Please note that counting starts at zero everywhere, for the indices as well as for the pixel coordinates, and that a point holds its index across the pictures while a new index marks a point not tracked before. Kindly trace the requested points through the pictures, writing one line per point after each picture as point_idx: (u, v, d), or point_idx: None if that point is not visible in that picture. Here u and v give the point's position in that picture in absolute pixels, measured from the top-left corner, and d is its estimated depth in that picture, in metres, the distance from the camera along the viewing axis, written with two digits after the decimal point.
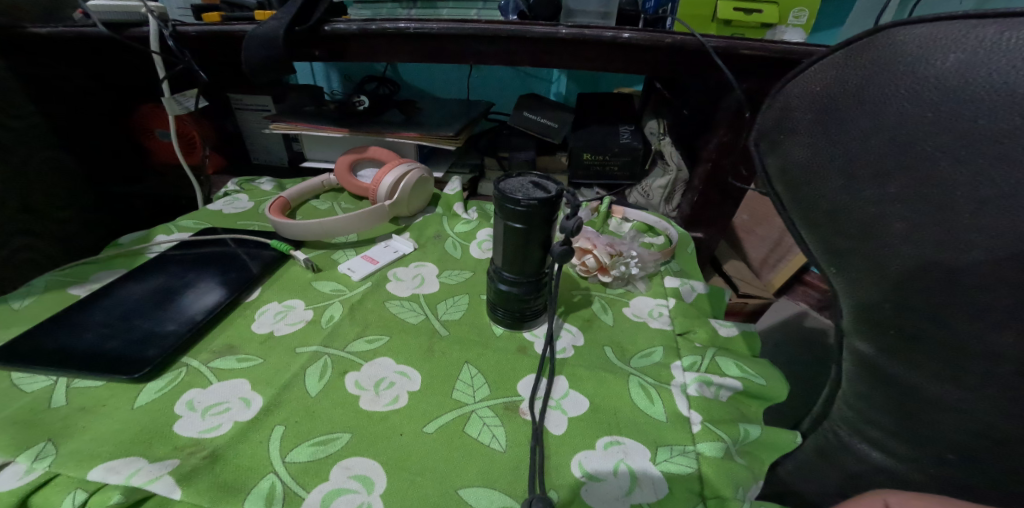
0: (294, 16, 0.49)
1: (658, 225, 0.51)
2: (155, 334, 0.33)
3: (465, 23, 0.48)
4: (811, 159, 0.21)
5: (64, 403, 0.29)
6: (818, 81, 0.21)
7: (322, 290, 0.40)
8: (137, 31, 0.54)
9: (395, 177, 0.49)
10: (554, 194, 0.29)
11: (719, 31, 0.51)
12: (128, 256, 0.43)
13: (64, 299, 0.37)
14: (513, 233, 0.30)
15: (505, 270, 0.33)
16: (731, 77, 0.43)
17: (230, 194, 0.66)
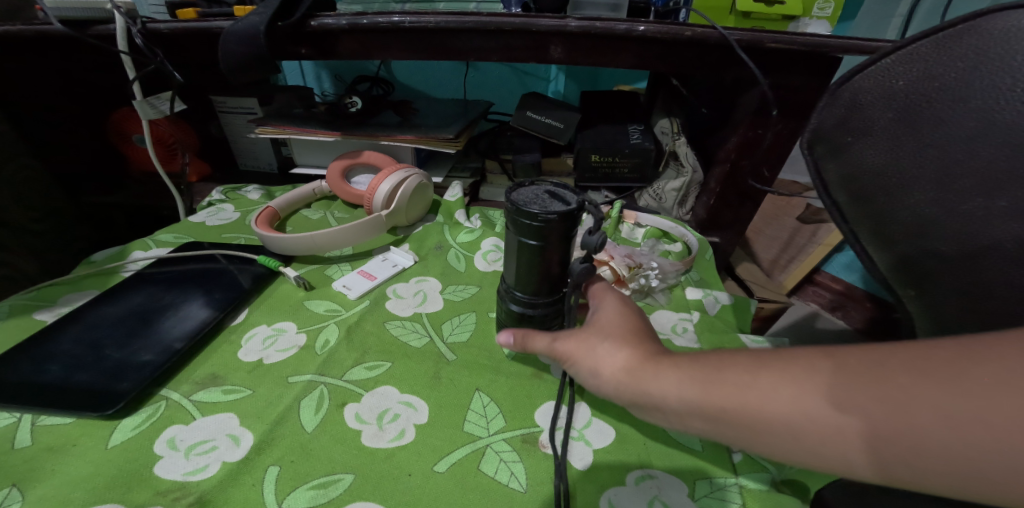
0: (276, 11, 0.46)
1: (674, 231, 0.50)
2: (131, 364, 0.30)
3: (464, 16, 0.45)
4: (890, 163, 0.22)
5: (29, 443, 0.25)
6: (900, 74, 0.22)
7: (316, 311, 0.37)
8: (103, 28, 0.50)
9: (392, 184, 0.46)
10: (573, 206, 0.26)
11: (737, 22, 0.51)
12: (101, 275, 0.39)
13: (28, 325, 0.33)
14: (527, 250, 0.28)
15: (517, 288, 0.31)
16: (756, 72, 0.41)
17: (215, 204, 0.63)
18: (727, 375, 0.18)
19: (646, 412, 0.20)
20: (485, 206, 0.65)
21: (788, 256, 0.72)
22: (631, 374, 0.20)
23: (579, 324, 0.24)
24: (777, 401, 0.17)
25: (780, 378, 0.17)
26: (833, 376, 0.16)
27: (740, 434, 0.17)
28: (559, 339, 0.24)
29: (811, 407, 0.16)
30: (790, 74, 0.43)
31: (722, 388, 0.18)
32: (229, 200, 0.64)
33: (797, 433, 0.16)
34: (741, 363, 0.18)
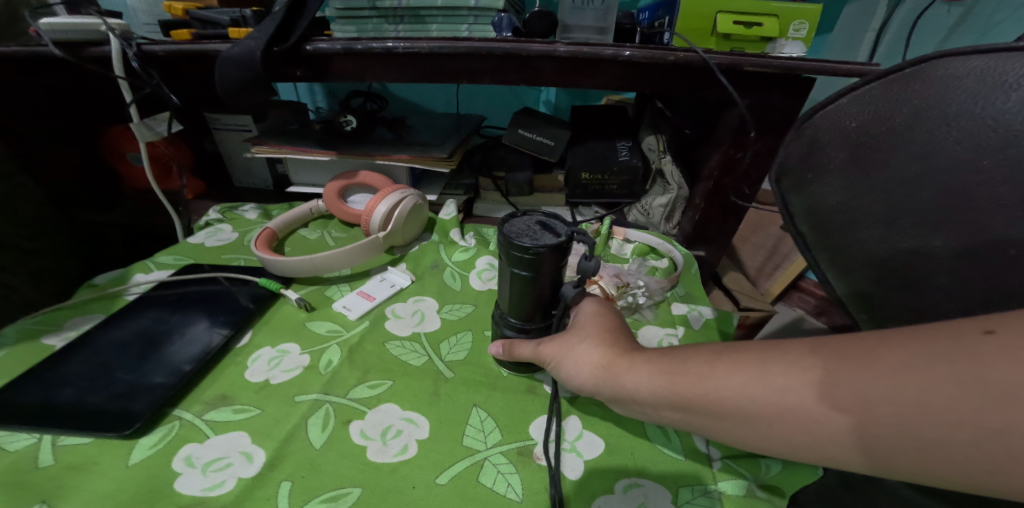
0: (271, 36, 0.47)
1: (661, 246, 0.53)
2: (143, 387, 0.31)
3: (456, 42, 0.48)
4: (848, 201, 0.24)
5: (52, 462, 0.26)
6: (855, 115, 0.24)
7: (318, 332, 0.38)
8: (98, 50, 0.52)
9: (389, 205, 0.48)
10: (563, 238, 0.28)
11: (718, 44, 0.54)
12: (104, 299, 0.41)
13: (38, 350, 0.34)
14: (520, 279, 0.30)
15: (510, 311, 0.34)
16: (734, 94, 0.45)
17: (212, 224, 0.64)
18: (686, 368, 0.22)
19: (623, 403, 0.25)
20: (480, 222, 0.67)
21: (773, 264, 0.75)
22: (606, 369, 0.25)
23: (568, 330, 0.29)
24: (730, 387, 0.21)
25: (728, 369, 0.21)
26: (776, 366, 0.20)
27: (706, 418, 0.22)
28: (552, 344, 0.29)
29: (755, 395, 0.20)
30: (770, 92, 0.46)
31: (687, 377, 0.22)
32: (227, 219, 0.66)
33: (741, 414, 0.20)
34: (704, 356, 0.23)
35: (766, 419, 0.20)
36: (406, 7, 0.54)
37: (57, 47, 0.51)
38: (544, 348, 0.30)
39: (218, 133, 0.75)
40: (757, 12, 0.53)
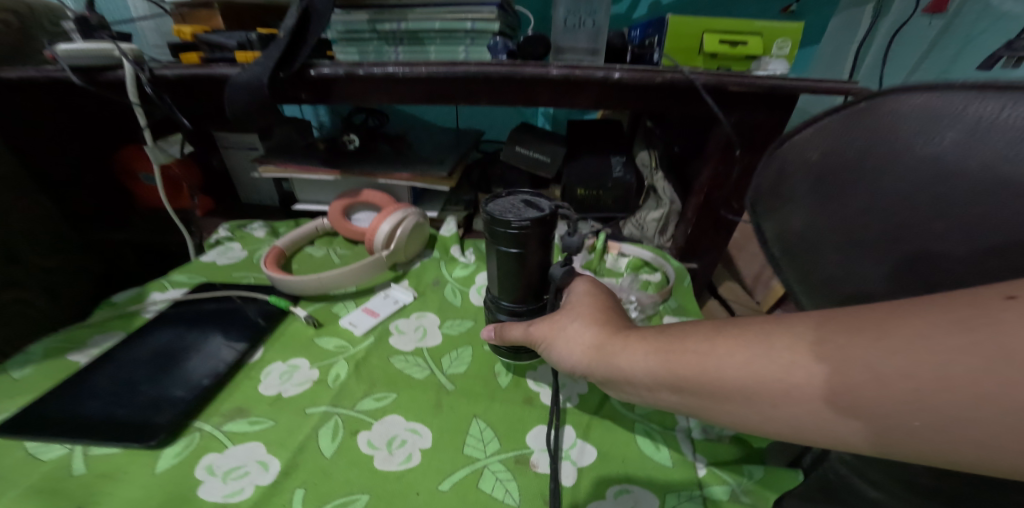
0: (277, 62, 0.50)
1: (654, 260, 0.55)
2: (165, 400, 0.33)
3: (454, 66, 0.51)
4: (809, 230, 0.26)
5: (85, 470, 0.28)
6: (815, 148, 0.25)
7: (326, 347, 0.41)
8: (112, 75, 0.54)
9: (392, 224, 0.51)
10: (545, 213, 0.33)
11: (705, 62, 0.58)
12: (123, 318, 0.43)
13: (65, 366, 0.36)
14: (510, 256, 0.34)
15: (501, 288, 0.37)
16: (719, 113, 0.47)
17: (222, 242, 0.67)
18: (685, 345, 0.23)
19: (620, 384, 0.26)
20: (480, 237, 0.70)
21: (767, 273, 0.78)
22: (597, 345, 0.27)
23: (559, 313, 0.31)
24: (732, 363, 0.21)
25: (728, 345, 0.22)
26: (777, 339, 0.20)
27: (703, 401, 0.22)
28: (543, 327, 0.31)
29: (759, 373, 0.20)
30: (756, 111, 0.49)
31: (684, 357, 0.23)
32: (236, 237, 0.68)
33: (742, 393, 0.21)
34: (704, 332, 0.23)
35: (768, 399, 0.20)
36: (405, 32, 0.57)
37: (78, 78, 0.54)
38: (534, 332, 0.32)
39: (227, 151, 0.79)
40: (742, 31, 0.56)
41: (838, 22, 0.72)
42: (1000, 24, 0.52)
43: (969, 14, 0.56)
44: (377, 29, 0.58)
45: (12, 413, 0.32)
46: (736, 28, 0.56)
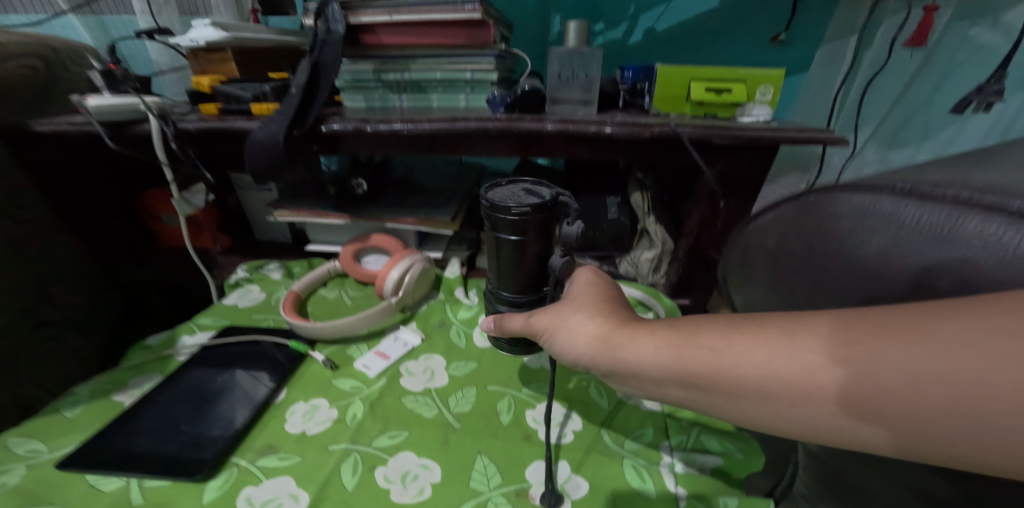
0: (292, 121, 0.56)
1: (647, 300, 0.61)
2: (204, 438, 0.37)
3: (456, 122, 0.56)
4: (775, 304, 0.29)
5: (140, 502, 0.32)
6: (768, 233, 0.28)
7: (343, 388, 0.45)
8: (138, 127, 0.61)
9: (400, 271, 0.56)
10: (546, 202, 0.42)
11: (693, 108, 0.64)
12: (158, 361, 0.47)
13: (110, 407, 0.41)
14: (514, 244, 0.44)
15: (502, 268, 0.46)
16: (703, 163, 0.53)
17: (241, 284, 0.72)
18: (698, 341, 0.28)
19: (625, 378, 0.31)
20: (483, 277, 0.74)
21: None
22: (599, 336, 0.32)
23: (562, 302, 0.38)
24: (745, 365, 0.25)
25: (744, 343, 0.26)
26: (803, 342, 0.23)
27: (717, 397, 0.26)
28: (545, 315, 0.38)
29: (782, 371, 0.24)
30: (738, 160, 0.56)
31: (698, 357, 0.27)
32: (254, 278, 0.73)
33: (760, 394, 0.25)
34: (718, 331, 0.28)
35: (787, 398, 0.24)
36: (409, 81, 0.66)
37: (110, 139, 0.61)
38: (537, 320, 0.38)
39: (244, 191, 0.85)
40: (727, 79, 0.63)
41: (823, 55, 0.82)
42: (980, 56, 0.76)
43: (948, 48, 0.77)
44: (384, 78, 0.66)
45: (67, 450, 0.36)
46: (720, 77, 0.62)
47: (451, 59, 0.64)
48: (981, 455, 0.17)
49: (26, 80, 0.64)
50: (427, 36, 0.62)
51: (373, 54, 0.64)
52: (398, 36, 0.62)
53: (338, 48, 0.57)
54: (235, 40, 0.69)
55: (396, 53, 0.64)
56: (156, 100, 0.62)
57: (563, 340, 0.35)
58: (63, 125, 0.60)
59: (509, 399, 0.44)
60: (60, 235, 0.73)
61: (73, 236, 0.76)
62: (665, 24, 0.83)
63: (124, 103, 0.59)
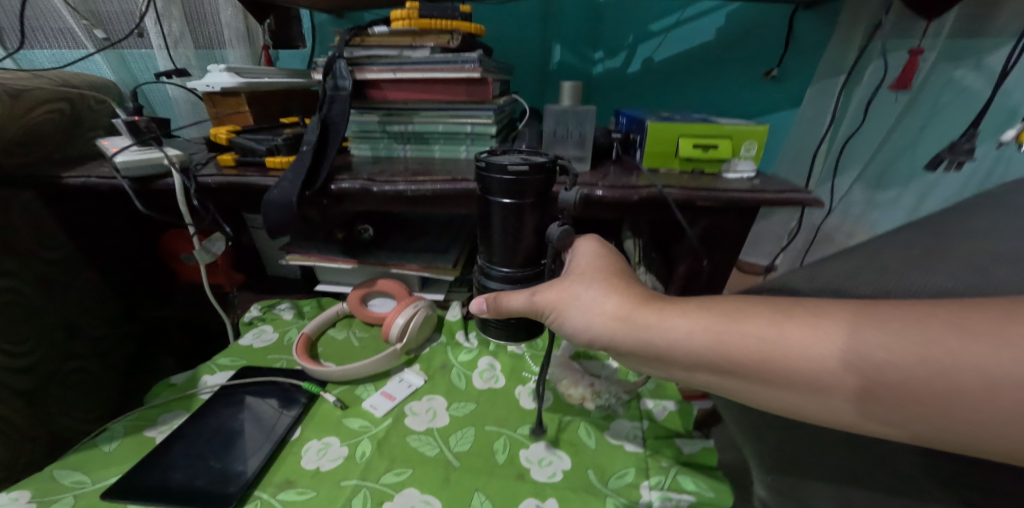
0: (303, 183, 0.58)
1: None
2: (229, 473, 0.44)
3: (456, 184, 0.59)
4: None
5: None
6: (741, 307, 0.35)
7: (352, 426, 0.50)
8: (162, 181, 0.64)
9: (405, 318, 0.61)
10: (547, 163, 0.40)
11: (682, 163, 0.69)
12: (184, 399, 0.54)
13: (142, 442, 0.48)
14: (512, 209, 0.41)
15: (494, 237, 0.44)
16: (688, 222, 0.59)
17: (255, 324, 0.76)
18: (745, 326, 0.31)
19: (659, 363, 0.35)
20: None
21: None
22: (620, 314, 0.36)
23: (566, 279, 0.40)
24: (802, 355, 0.28)
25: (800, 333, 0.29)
26: (869, 340, 0.26)
27: (750, 383, 0.31)
28: (552, 291, 0.40)
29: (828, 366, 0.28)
30: (722, 216, 0.62)
31: (742, 346, 0.31)
32: (266, 317, 0.78)
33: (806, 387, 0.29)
34: (767, 319, 0.31)
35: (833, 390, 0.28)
36: (412, 132, 0.73)
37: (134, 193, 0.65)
38: (542, 298, 0.40)
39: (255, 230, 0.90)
40: (713, 136, 0.67)
41: (814, 90, 0.98)
42: (963, 98, 0.80)
43: (934, 89, 0.85)
44: (389, 130, 0.73)
45: (107, 481, 0.43)
46: (707, 134, 0.67)
47: (452, 113, 0.71)
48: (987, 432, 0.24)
49: (56, 126, 0.72)
50: (430, 92, 0.70)
51: (379, 107, 0.72)
52: (403, 91, 0.69)
53: (345, 102, 0.64)
54: (248, 85, 0.79)
55: (401, 106, 0.71)
56: (178, 152, 0.64)
57: (576, 313, 0.38)
58: (91, 178, 0.64)
59: (504, 438, 0.50)
60: (93, 277, 0.80)
61: (99, 278, 0.82)
62: (662, 56, 1.00)
63: (150, 158, 0.62)
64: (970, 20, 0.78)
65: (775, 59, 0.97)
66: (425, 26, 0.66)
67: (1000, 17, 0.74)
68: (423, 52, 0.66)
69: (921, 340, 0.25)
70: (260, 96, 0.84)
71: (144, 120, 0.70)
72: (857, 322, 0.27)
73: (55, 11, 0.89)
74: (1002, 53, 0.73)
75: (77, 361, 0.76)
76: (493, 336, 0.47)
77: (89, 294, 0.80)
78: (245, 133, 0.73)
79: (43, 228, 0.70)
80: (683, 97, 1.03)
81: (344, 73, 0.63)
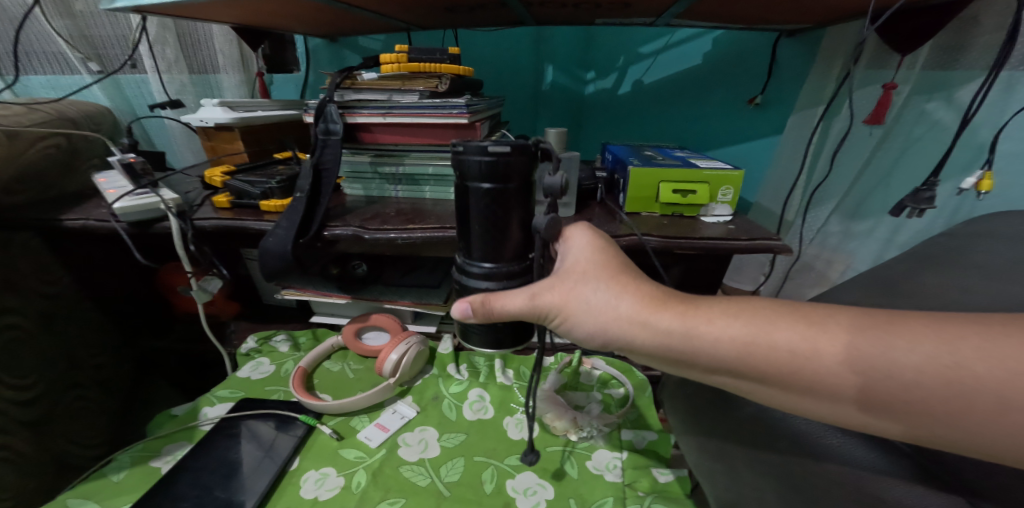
0: (298, 232, 0.62)
1: (619, 377, 0.73)
2: (234, 503, 0.51)
3: (445, 230, 0.63)
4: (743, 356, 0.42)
5: None
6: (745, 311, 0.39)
7: (348, 457, 0.58)
8: (160, 225, 0.67)
9: (398, 354, 0.65)
10: (529, 145, 0.42)
11: (662, 208, 0.74)
12: (187, 430, 0.63)
13: (149, 472, 0.57)
14: (493, 194, 0.42)
15: (474, 226, 0.44)
16: (665, 269, 0.63)
17: (251, 355, 0.79)
18: (778, 332, 0.36)
19: (690, 363, 0.40)
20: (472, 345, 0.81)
21: None
22: (637, 317, 0.40)
23: (568, 278, 0.42)
24: (828, 372, 0.34)
25: (827, 344, 0.35)
26: (907, 364, 0.32)
27: (774, 388, 0.37)
28: (557, 295, 0.41)
29: (850, 385, 0.34)
30: (698, 260, 0.68)
31: (772, 358, 0.36)
32: (263, 350, 0.80)
33: (832, 400, 0.35)
34: (798, 330, 0.36)
35: (857, 405, 0.34)
36: (403, 173, 0.77)
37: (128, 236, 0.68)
38: (546, 299, 0.41)
39: (250, 261, 0.93)
40: (691, 181, 0.72)
41: (795, 121, 0.94)
42: (934, 131, 0.75)
43: (906, 124, 0.78)
44: (380, 171, 0.78)
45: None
46: (686, 180, 0.72)
47: (441, 156, 0.75)
48: (985, 439, 0.30)
49: (55, 160, 0.77)
50: (419, 136, 0.73)
51: (368, 148, 0.76)
52: (393, 135, 0.73)
53: (337, 146, 0.66)
54: (241, 121, 0.84)
55: (391, 148, 0.76)
56: (174, 195, 0.67)
57: (583, 311, 0.41)
58: (89, 221, 0.66)
59: (492, 469, 0.56)
60: (92, 312, 0.83)
61: (98, 312, 0.84)
62: (651, 76, 1.07)
63: (145, 204, 0.65)
64: (942, 53, 0.73)
65: (757, 86, 0.98)
66: (414, 71, 0.71)
67: (971, 50, 0.69)
68: (412, 97, 0.70)
69: (949, 364, 0.31)
70: (253, 130, 0.89)
71: (139, 162, 0.73)
72: (895, 345, 0.33)
73: (48, 36, 0.93)
74: (973, 87, 0.69)
75: (78, 390, 0.79)
76: (477, 344, 0.47)
77: (90, 329, 0.82)
78: (238, 175, 0.75)
79: (42, 264, 0.72)
80: (661, 127, 1.10)
81: (335, 118, 0.65)
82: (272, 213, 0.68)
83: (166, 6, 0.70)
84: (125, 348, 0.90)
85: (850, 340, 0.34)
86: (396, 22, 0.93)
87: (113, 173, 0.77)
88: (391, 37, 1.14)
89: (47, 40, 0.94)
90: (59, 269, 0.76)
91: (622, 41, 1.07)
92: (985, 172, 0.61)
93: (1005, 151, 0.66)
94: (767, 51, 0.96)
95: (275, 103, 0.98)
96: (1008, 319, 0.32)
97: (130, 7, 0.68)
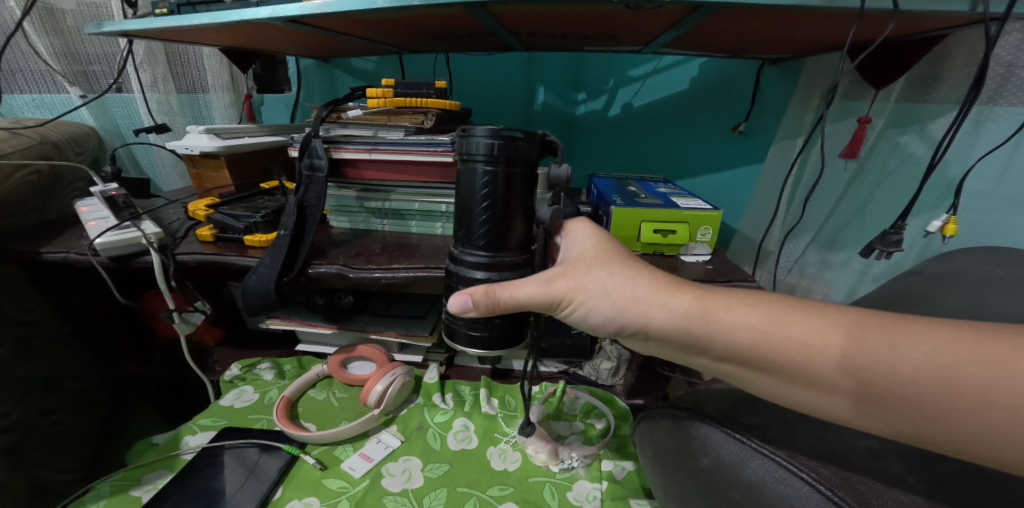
0: (282, 269, 0.64)
1: (600, 408, 0.74)
2: None
3: (429, 270, 0.66)
4: None
5: None
6: (758, 304, 0.41)
7: (332, 487, 0.58)
8: (141, 259, 0.68)
9: (384, 384, 0.67)
10: (538, 133, 0.45)
11: (643, 246, 0.78)
12: (168, 459, 0.63)
13: (128, 501, 0.57)
14: (501, 179, 0.45)
15: (478, 214, 0.46)
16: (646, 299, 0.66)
17: (235, 382, 0.79)
18: (789, 324, 0.38)
19: (707, 346, 0.41)
20: (460, 375, 0.84)
21: None
22: (656, 299, 0.43)
23: (582, 264, 0.46)
24: (830, 368, 0.36)
25: (829, 337, 0.37)
26: (910, 361, 0.33)
27: (778, 379, 0.38)
28: (570, 279, 0.45)
29: (848, 384, 0.35)
30: None
31: (784, 349, 0.37)
32: (248, 378, 0.80)
33: (824, 407, 0.36)
34: (810, 323, 0.38)
35: (848, 410, 0.35)
36: (389, 209, 0.80)
37: (106, 270, 0.68)
38: (559, 285, 0.45)
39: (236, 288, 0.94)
40: (672, 222, 0.76)
41: (776, 150, 1.02)
42: (907, 166, 0.78)
43: (880, 156, 0.82)
44: (366, 205, 0.80)
45: None
46: (666, 219, 0.76)
47: (428, 193, 0.78)
48: (972, 439, 0.32)
49: (35, 186, 0.78)
50: (406, 173, 0.77)
51: (355, 183, 0.80)
52: (378, 171, 0.77)
53: (322, 184, 0.69)
54: (227, 148, 0.86)
55: (377, 184, 0.79)
56: (155, 230, 0.68)
57: (596, 290, 0.44)
58: (71, 254, 0.67)
59: (474, 500, 0.57)
60: (69, 338, 0.82)
61: (76, 338, 0.83)
62: (639, 101, 1.14)
63: (127, 238, 0.66)
64: (916, 85, 0.76)
65: (743, 114, 1.05)
66: (400, 106, 0.76)
67: (943, 84, 0.73)
68: (398, 134, 0.74)
69: (945, 364, 0.33)
70: (239, 156, 0.91)
71: (121, 196, 0.76)
72: (899, 343, 0.34)
73: (32, 54, 0.94)
74: (945, 122, 0.72)
75: (56, 415, 0.78)
76: (465, 345, 0.49)
77: (66, 354, 0.81)
78: (221, 208, 0.78)
79: (21, 292, 0.72)
80: (643, 155, 1.18)
81: (319, 154, 0.68)
82: (256, 247, 0.70)
83: (165, 31, 0.76)
84: (102, 373, 0.89)
85: (855, 339, 0.35)
86: (388, 46, 0.98)
87: (96, 202, 0.79)
88: (383, 60, 1.18)
89: (32, 59, 0.95)
90: (41, 297, 0.75)
91: (611, 68, 1.15)
92: (951, 217, 0.65)
93: (973, 190, 0.69)
94: (751, 81, 1.02)
95: (264, 129, 1.01)
96: (996, 324, 0.34)
97: (122, 30, 0.74)
